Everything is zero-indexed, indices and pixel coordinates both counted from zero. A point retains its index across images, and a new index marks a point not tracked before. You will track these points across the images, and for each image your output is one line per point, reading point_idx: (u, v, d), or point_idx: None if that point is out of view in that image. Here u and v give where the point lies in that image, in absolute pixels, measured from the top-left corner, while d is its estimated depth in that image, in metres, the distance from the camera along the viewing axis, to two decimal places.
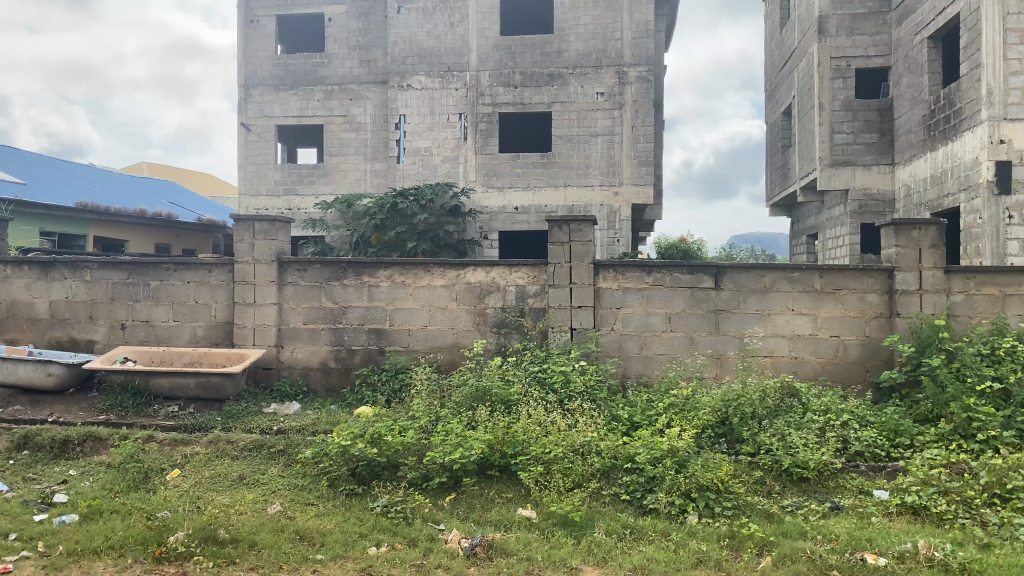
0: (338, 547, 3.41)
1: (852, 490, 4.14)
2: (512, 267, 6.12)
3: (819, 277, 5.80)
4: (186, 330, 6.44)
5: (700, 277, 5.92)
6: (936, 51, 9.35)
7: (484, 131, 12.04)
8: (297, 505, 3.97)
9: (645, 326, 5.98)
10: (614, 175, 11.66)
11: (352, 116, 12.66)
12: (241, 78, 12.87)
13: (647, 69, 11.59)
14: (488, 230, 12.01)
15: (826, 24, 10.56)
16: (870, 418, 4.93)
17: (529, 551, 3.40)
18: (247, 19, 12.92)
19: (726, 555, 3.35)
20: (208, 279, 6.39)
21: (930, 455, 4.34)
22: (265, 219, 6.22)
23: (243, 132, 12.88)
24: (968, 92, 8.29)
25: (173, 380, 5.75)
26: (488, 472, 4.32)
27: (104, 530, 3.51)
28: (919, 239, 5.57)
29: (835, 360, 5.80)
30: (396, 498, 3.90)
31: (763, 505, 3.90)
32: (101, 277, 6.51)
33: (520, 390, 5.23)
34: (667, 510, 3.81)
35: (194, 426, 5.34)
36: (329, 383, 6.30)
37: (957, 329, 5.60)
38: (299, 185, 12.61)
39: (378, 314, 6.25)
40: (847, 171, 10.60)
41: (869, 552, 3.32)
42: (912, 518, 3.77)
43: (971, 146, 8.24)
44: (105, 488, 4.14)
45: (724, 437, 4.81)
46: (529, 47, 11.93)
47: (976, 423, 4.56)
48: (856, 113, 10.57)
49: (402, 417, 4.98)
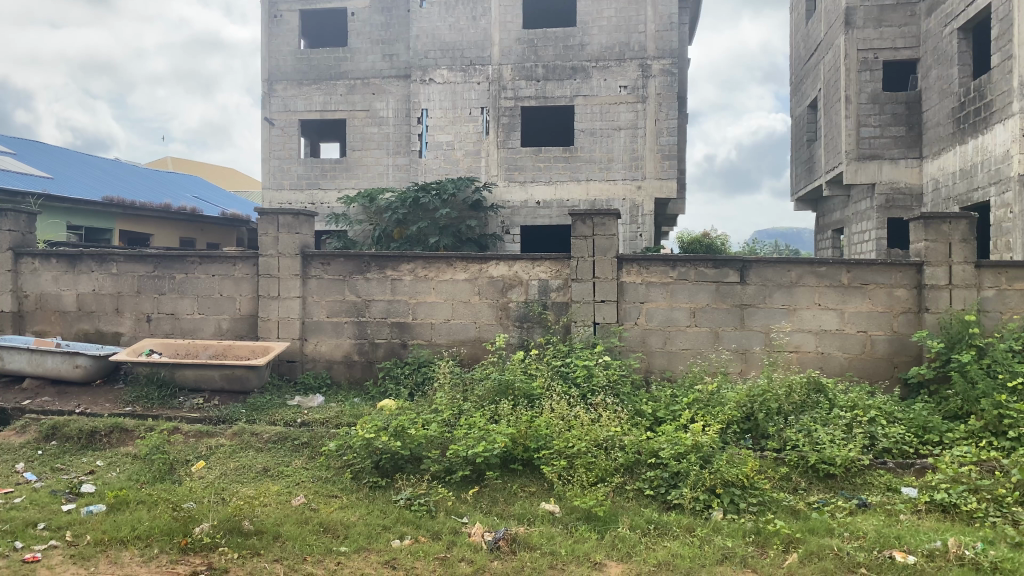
0: (362, 540, 3.42)
1: (880, 487, 4.09)
2: (535, 261, 6.10)
3: (846, 272, 5.72)
4: (212, 323, 6.49)
5: (725, 272, 5.87)
6: (967, 43, 9.21)
7: (506, 125, 12.02)
8: (321, 497, 3.98)
9: (669, 321, 5.94)
10: (637, 169, 11.59)
11: (374, 110, 12.69)
12: (264, 73, 12.93)
13: (671, 62, 11.51)
14: (510, 225, 11.99)
15: (853, 16, 10.43)
16: (898, 414, 4.88)
17: (552, 545, 3.39)
18: (270, 14, 12.95)
19: (752, 552, 3.32)
20: (232, 272, 6.43)
21: (959, 452, 4.27)
22: (289, 213, 6.24)
23: (266, 126, 12.94)
24: (999, 83, 8.15)
25: (198, 372, 5.79)
26: (510, 465, 4.30)
27: (131, 520, 3.54)
28: (949, 233, 5.49)
29: (862, 356, 5.73)
30: (420, 491, 3.91)
31: (788, 501, 3.86)
32: (127, 270, 6.57)
33: (543, 384, 5.22)
34: (691, 505, 3.78)
35: (220, 419, 5.38)
36: (352, 376, 6.32)
37: (989, 324, 5.51)
38: (322, 180, 12.66)
39: (401, 308, 6.26)
40: (874, 165, 10.47)
41: (898, 550, 3.27)
42: (941, 516, 3.72)
43: (1002, 138, 8.09)
44: (131, 478, 4.18)
45: (749, 433, 4.78)
46: (552, 40, 11.88)
47: (1007, 419, 4.48)
48: (883, 106, 10.44)
49: (425, 410, 4.98)
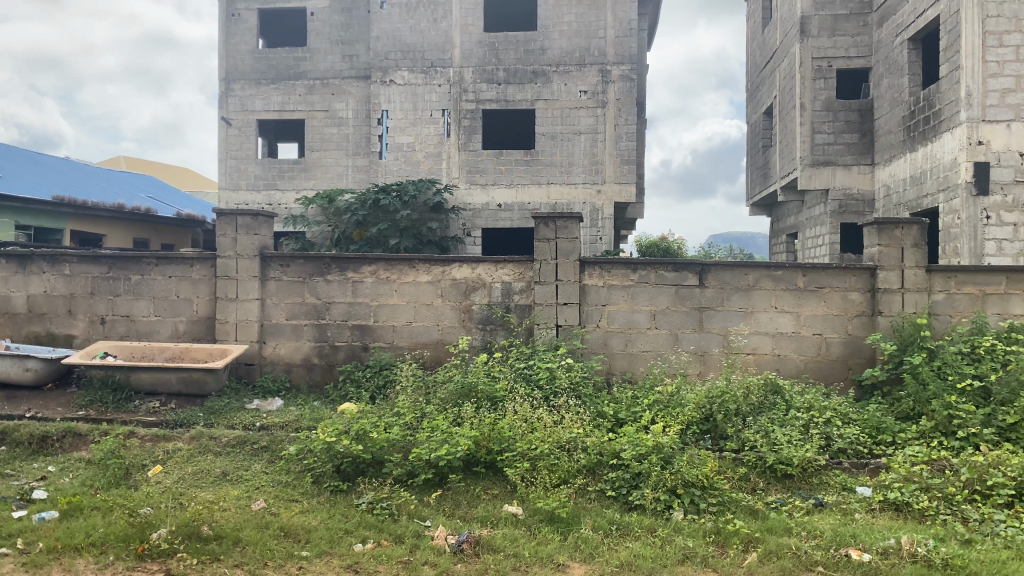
0: (324, 544, 3.39)
1: (836, 486, 4.17)
2: (497, 264, 6.11)
3: (802, 276, 5.84)
4: (168, 326, 6.38)
5: (685, 275, 5.94)
6: (917, 53, 9.44)
7: (467, 128, 12.01)
8: (281, 501, 3.94)
9: (630, 323, 6.00)
10: (597, 173, 11.68)
11: (334, 111, 12.59)
12: (221, 72, 12.75)
13: (631, 68, 11.63)
14: (471, 227, 11.99)
15: (808, 25, 10.66)
16: (853, 415, 4.99)
17: (516, 547, 3.40)
18: (228, 13, 12.76)
19: (712, 551, 3.37)
20: (189, 273, 6.33)
21: (911, 452, 4.39)
22: (248, 213, 6.17)
23: (223, 126, 12.76)
24: (948, 93, 8.38)
25: (154, 375, 5.69)
26: (473, 468, 4.31)
27: (85, 527, 3.47)
28: (901, 238, 5.63)
29: (818, 358, 5.85)
30: (382, 494, 3.89)
31: (747, 501, 3.92)
32: (80, 271, 6.42)
33: (506, 386, 5.23)
34: (652, 506, 3.82)
35: (176, 422, 5.29)
36: (312, 379, 6.26)
37: (939, 327, 5.65)
38: (280, 181, 12.53)
39: (362, 311, 6.22)
40: (827, 171, 10.69)
41: (853, 547, 3.35)
42: (895, 514, 3.81)
43: (950, 147, 8.33)
44: (84, 484, 4.08)
45: (709, 433, 4.85)
46: (513, 44, 11.91)
47: (957, 420, 4.62)
48: (837, 114, 10.67)
49: (386, 413, 4.96)
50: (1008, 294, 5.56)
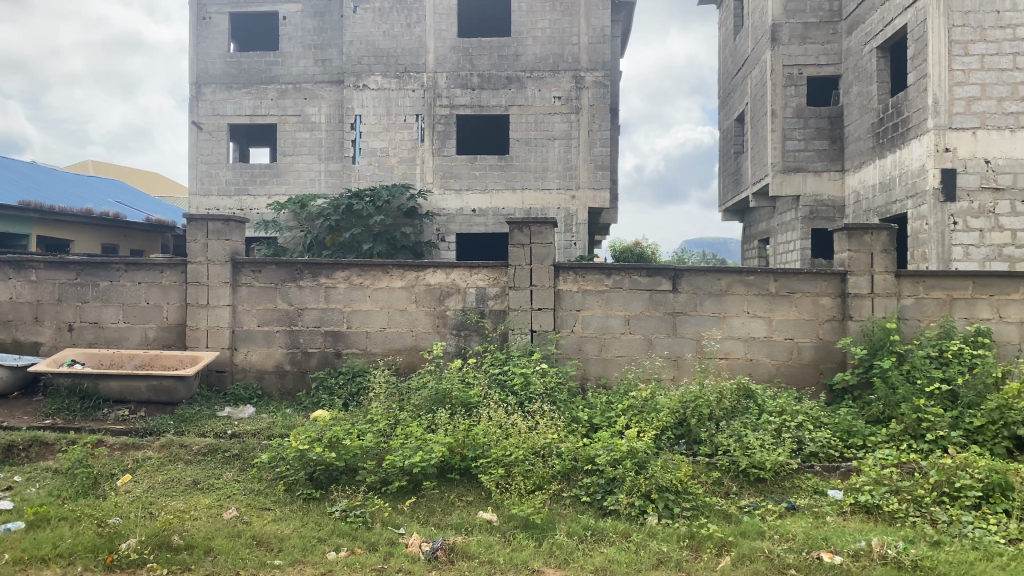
0: (297, 552, 3.36)
1: (808, 490, 4.21)
2: (472, 269, 6.11)
3: (773, 280, 5.90)
4: (137, 332, 6.30)
5: (658, 280, 5.97)
6: (885, 61, 9.58)
7: (441, 133, 12.00)
8: (253, 510, 3.89)
9: (604, 328, 6.01)
10: (571, 178, 11.72)
11: (306, 115, 12.52)
12: (192, 76, 12.63)
13: (604, 74, 11.70)
14: (445, 232, 11.97)
15: (779, 33, 10.80)
16: (824, 419, 5.04)
17: (490, 554, 3.39)
18: (199, 16, 12.66)
19: (686, 556, 3.38)
20: (159, 279, 6.25)
21: (882, 455, 4.45)
22: (220, 219, 6.11)
23: (193, 130, 12.64)
24: (915, 101, 8.51)
25: (123, 382, 5.61)
26: (448, 475, 4.29)
27: (52, 537, 3.41)
28: (871, 243, 5.71)
29: (789, 362, 5.90)
30: (355, 502, 3.86)
31: (720, 505, 3.94)
32: (48, 277, 6.32)
33: (480, 392, 5.22)
34: (627, 510, 3.83)
35: (146, 430, 5.21)
36: (284, 386, 6.20)
37: (908, 331, 5.73)
38: (251, 186, 12.43)
39: (335, 316, 6.17)
40: (798, 177, 10.81)
41: (825, 550, 3.38)
42: (865, 517, 3.86)
43: (918, 154, 8.46)
44: (51, 494, 4.00)
45: (682, 438, 4.88)
46: (487, 49, 11.92)
47: (925, 423, 4.69)
48: (807, 120, 10.80)
49: (360, 420, 4.93)
50: (975, 298, 5.65)
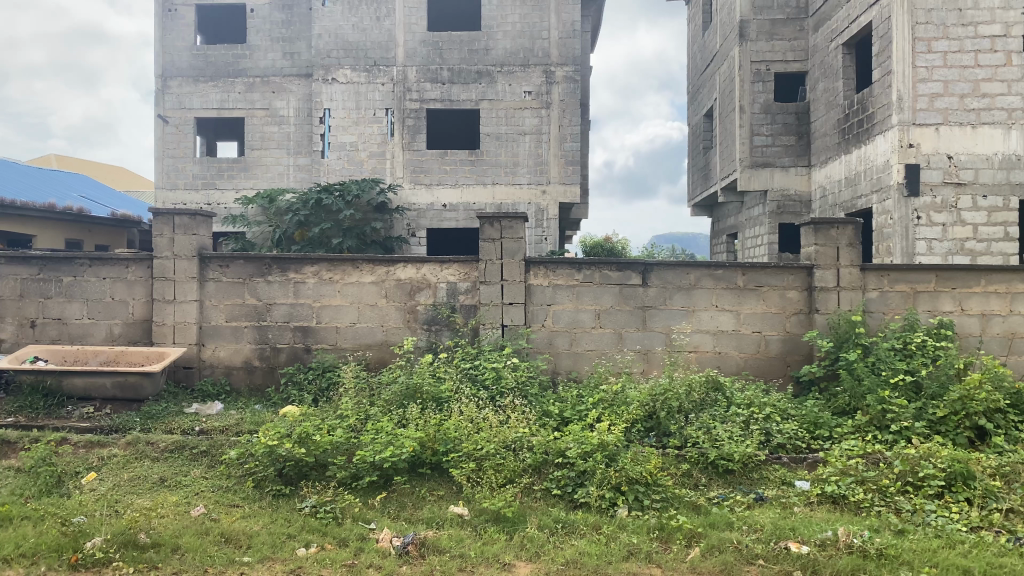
0: (266, 549, 3.33)
1: (776, 481, 4.26)
2: (442, 264, 6.10)
3: (741, 274, 5.95)
4: (102, 328, 6.20)
5: (628, 274, 6.00)
6: (851, 57, 9.69)
7: (411, 127, 11.93)
8: (221, 507, 3.85)
9: (574, 322, 6.03)
10: (542, 173, 11.74)
11: (275, 109, 12.39)
12: (157, 68, 12.43)
13: (574, 69, 11.72)
14: (416, 227, 11.92)
15: (747, 29, 10.89)
16: (791, 411, 5.11)
17: (462, 548, 3.39)
18: (164, 8, 12.46)
19: (656, 547, 3.40)
20: (125, 275, 6.16)
21: (848, 446, 4.51)
22: (186, 213, 6.03)
23: (159, 124, 12.45)
24: (880, 97, 8.63)
25: (87, 379, 5.52)
26: (418, 469, 4.28)
27: (14, 538, 3.34)
28: (837, 237, 5.78)
29: (757, 356, 5.96)
30: (325, 498, 3.83)
31: (690, 497, 3.98)
32: (9, 273, 6.20)
33: (451, 386, 5.22)
34: (597, 503, 3.84)
35: (111, 428, 5.14)
36: (253, 382, 6.14)
37: (873, 324, 5.82)
38: (219, 180, 12.29)
39: (304, 312, 6.12)
40: (766, 172, 10.92)
41: (793, 540, 3.43)
42: (832, 507, 3.91)
43: (882, 149, 8.59)
44: (14, 493, 3.92)
45: (652, 431, 4.91)
46: (457, 44, 11.88)
47: (890, 414, 4.78)
48: (775, 116, 10.91)
49: (330, 415, 4.90)
50: (938, 292, 5.75)
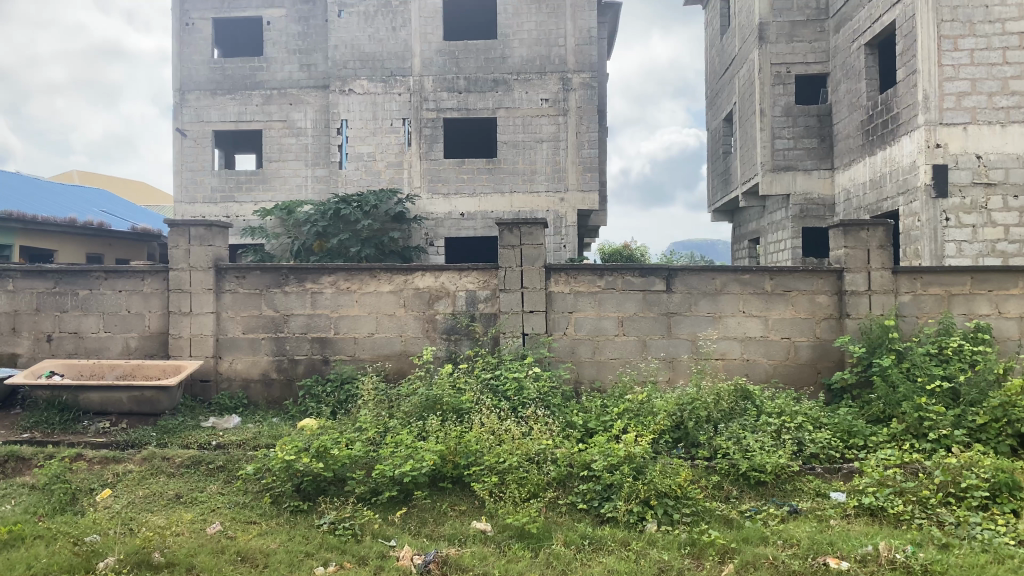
0: (282, 569, 3.22)
1: (810, 492, 4.10)
2: (461, 272, 5.99)
3: (769, 279, 5.80)
4: (119, 342, 6.14)
5: (651, 280, 5.87)
6: (873, 58, 9.52)
7: (428, 137, 11.87)
8: (238, 524, 3.75)
9: (597, 330, 5.90)
10: (560, 180, 11.62)
11: (292, 121, 12.38)
12: (175, 83, 12.47)
13: (591, 75, 11.62)
14: (434, 237, 11.84)
15: (766, 31, 10.74)
16: (824, 420, 4.94)
17: (485, 566, 3.25)
18: (182, 22, 12.51)
19: (687, 564, 3.25)
20: (141, 287, 6.10)
21: (884, 456, 4.34)
22: (201, 224, 5.96)
23: (178, 137, 12.47)
24: (905, 97, 8.44)
25: (103, 394, 5.45)
26: (439, 484, 4.15)
27: (26, 557, 3.25)
28: (867, 239, 5.61)
29: (787, 362, 5.80)
30: (343, 514, 3.72)
31: (721, 510, 3.82)
32: (26, 287, 6.16)
33: (473, 397, 5.09)
34: (625, 518, 3.70)
35: (127, 443, 5.05)
36: (271, 395, 6.05)
37: (906, 329, 5.64)
38: (237, 192, 12.28)
39: (322, 322, 6.03)
40: (788, 176, 10.75)
41: (831, 556, 3.26)
42: (870, 520, 3.75)
43: (908, 150, 8.40)
44: (27, 511, 3.84)
45: (680, 441, 4.76)
46: (473, 52, 11.81)
47: (928, 422, 4.60)
48: (796, 119, 10.74)
49: (348, 428, 4.79)
50: (974, 294, 5.56)
